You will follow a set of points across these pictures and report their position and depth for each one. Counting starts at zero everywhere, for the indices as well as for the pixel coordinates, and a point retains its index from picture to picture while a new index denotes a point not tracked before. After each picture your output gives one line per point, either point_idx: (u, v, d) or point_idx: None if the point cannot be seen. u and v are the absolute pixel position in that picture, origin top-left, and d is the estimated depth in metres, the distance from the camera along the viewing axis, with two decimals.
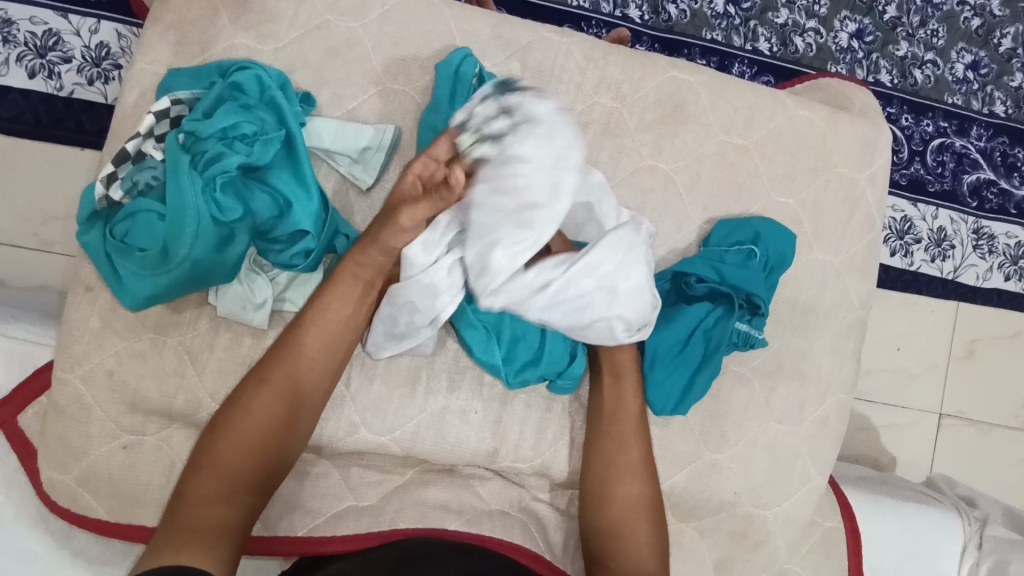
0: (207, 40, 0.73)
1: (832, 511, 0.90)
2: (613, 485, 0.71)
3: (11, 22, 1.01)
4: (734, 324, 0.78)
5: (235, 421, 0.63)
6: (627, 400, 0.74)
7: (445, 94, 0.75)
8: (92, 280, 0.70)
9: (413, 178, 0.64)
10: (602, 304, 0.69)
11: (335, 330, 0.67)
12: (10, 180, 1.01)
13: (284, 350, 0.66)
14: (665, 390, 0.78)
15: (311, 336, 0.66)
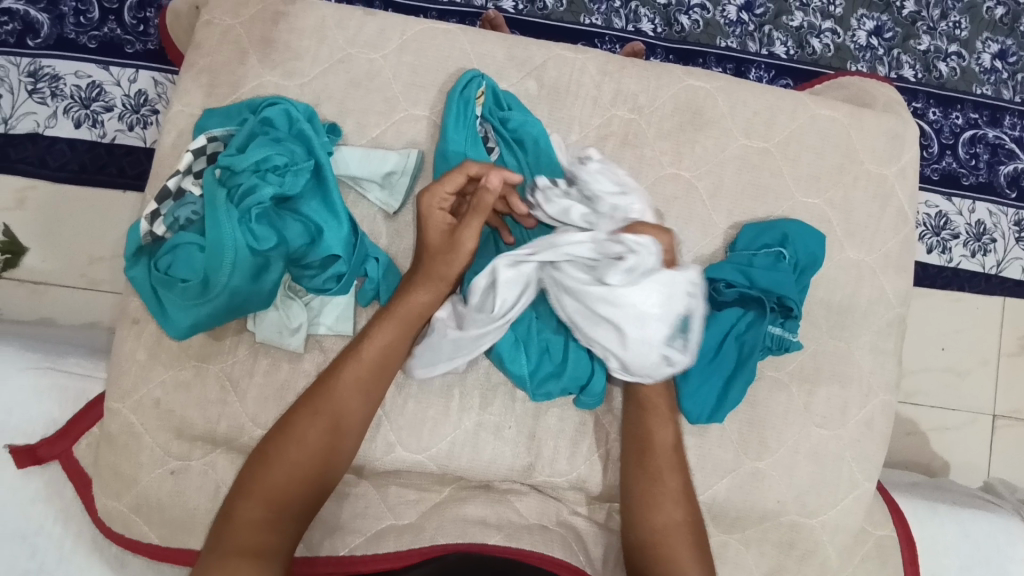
0: (238, 80, 0.77)
1: (884, 518, 0.87)
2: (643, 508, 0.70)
3: (59, 78, 1.08)
4: (766, 328, 0.77)
5: (287, 448, 0.64)
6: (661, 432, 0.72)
7: (451, 122, 0.77)
8: (138, 313, 0.73)
9: (438, 211, 0.70)
10: (620, 332, 0.67)
11: (379, 358, 0.69)
12: (62, 225, 1.07)
13: (331, 380, 0.68)
14: (698, 399, 0.77)
15: (357, 364, 0.68)
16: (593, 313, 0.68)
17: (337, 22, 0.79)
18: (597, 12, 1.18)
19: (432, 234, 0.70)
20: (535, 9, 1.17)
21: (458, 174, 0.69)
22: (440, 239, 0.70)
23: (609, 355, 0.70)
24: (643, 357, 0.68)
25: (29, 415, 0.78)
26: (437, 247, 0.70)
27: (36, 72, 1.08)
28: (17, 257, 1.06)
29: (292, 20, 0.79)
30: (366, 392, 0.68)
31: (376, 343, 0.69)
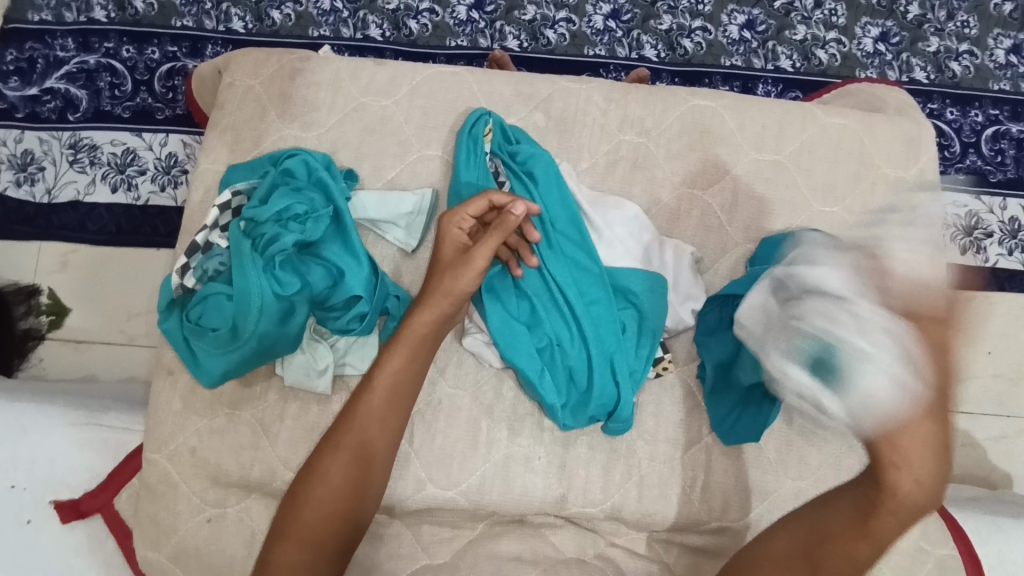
0: (260, 135, 0.81)
1: (942, 537, 0.82)
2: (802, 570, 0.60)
3: (97, 147, 1.16)
4: None
5: (313, 486, 0.65)
6: (918, 477, 0.54)
7: (462, 164, 0.79)
8: (173, 364, 0.75)
9: (455, 229, 0.72)
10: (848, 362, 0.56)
11: (394, 385, 0.69)
12: (102, 285, 1.12)
13: (350, 413, 0.68)
14: (733, 425, 0.76)
15: (375, 394, 0.68)
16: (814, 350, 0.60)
17: (350, 74, 0.83)
18: (600, 43, 1.22)
19: (447, 252, 0.72)
20: (540, 45, 1.21)
21: (482, 197, 0.71)
22: (452, 256, 0.72)
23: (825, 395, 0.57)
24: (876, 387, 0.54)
25: (73, 468, 0.81)
26: (449, 261, 0.71)
27: (76, 143, 1.15)
28: (61, 317, 1.12)
29: (308, 75, 0.83)
30: (383, 421, 0.68)
31: (389, 371, 0.69)
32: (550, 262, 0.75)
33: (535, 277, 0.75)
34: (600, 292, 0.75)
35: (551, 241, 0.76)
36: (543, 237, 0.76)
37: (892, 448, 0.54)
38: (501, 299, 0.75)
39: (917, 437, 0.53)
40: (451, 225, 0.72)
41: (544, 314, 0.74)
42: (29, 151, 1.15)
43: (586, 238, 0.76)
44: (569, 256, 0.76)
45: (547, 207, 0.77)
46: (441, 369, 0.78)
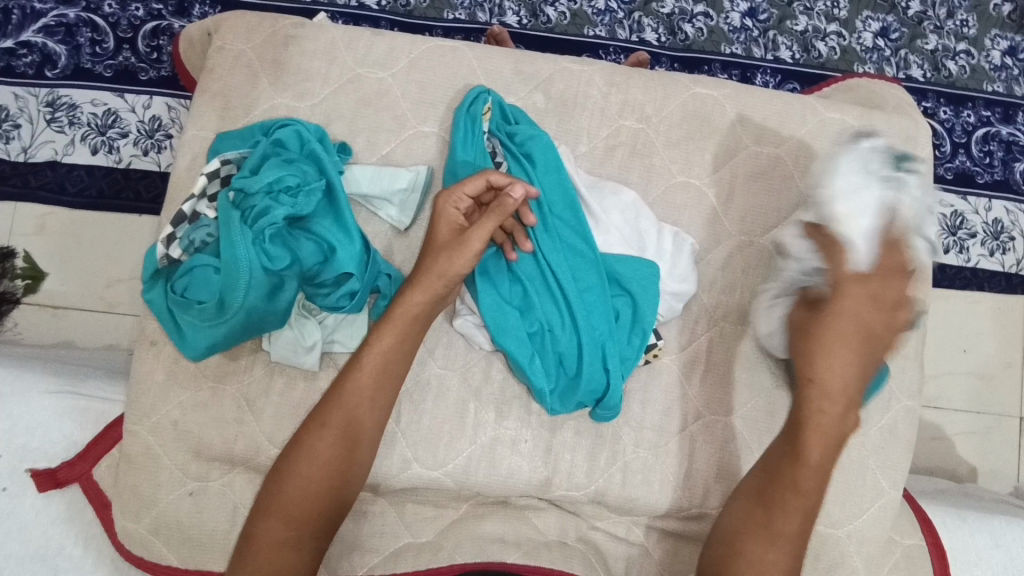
0: (250, 102, 0.79)
1: (911, 527, 0.85)
2: (777, 516, 0.67)
3: (76, 106, 1.11)
4: None
5: (299, 463, 0.65)
6: (831, 399, 0.68)
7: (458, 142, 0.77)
8: (156, 335, 0.74)
9: (451, 208, 0.71)
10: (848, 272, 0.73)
11: (384, 363, 0.68)
12: (81, 250, 1.09)
13: (337, 392, 0.67)
14: None
15: (365, 372, 0.67)
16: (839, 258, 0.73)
17: (346, 43, 0.81)
18: (601, 23, 1.19)
19: (443, 232, 0.71)
20: (540, 23, 1.19)
21: (479, 176, 0.70)
22: (447, 238, 0.71)
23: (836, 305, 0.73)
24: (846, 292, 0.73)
25: (51, 437, 0.80)
26: (444, 243, 0.70)
27: (54, 102, 1.11)
28: (37, 282, 1.08)
29: (302, 43, 0.80)
30: (372, 400, 0.67)
31: (378, 350, 0.68)
32: (546, 246, 0.74)
33: (530, 261, 0.75)
34: (595, 277, 0.75)
35: (548, 225, 0.75)
36: (540, 221, 0.75)
37: (811, 367, 0.69)
38: (495, 281, 0.74)
39: (833, 365, 0.68)
40: (445, 204, 0.71)
41: (537, 299, 0.74)
42: (3, 107, 1.10)
43: (583, 223, 0.76)
44: (566, 241, 0.76)
45: (546, 190, 0.76)
46: (431, 350, 0.77)
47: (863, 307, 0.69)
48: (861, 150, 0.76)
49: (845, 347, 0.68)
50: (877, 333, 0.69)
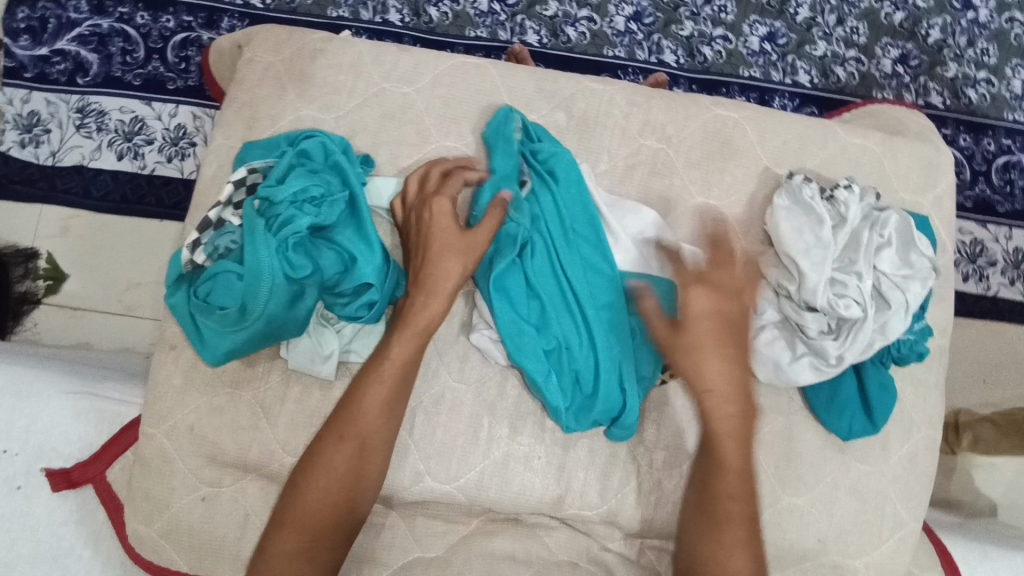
0: (277, 113, 0.80)
1: (930, 561, 0.84)
2: (721, 524, 0.64)
3: (105, 113, 1.14)
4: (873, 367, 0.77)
5: (317, 476, 0.64)
6: (728, 398, 0.65)
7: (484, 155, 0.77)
8: (176, 339, 0.75)
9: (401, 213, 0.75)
10: (882, 305, 0.74)
11: (402, 375, 0.68)
12: (103, 253, 1.11)
13: (354, 404, 0.67)
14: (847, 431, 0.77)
15: (383, 384, 0.67)
16: (843, 292, 0.73)
17: (373, 59, 0.82)
18: (620, 44, 1.21)
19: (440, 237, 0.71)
20: (560, 42, 1.20)
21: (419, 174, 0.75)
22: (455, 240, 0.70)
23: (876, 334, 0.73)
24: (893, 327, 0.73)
25: (68, 437, 0.80)
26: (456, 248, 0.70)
27: (83, 108, 1.14)
28: (59, 283, 1.10)
29: (330, 57, 0.82)
30: (389, 412, 0.67)
31: (395, 361, 0.68)
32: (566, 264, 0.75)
33: (549, 278, 0.75)
34: (612, 297, 0.75)
35: (569, 244, 0.76)
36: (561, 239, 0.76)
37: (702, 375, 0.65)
38: (512, 296, 0.74)
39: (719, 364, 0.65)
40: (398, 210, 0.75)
41: (554, 316, 0.74)
42: (35, 112, 1.13)
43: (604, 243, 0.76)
44: (586, 259, 0.76)
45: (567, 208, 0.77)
46: (447, 363, 0.77)
47: (719, 298, 0.67)
48: (798, 185, 0.78)
49: (719, 349, 0.65)
50: (736, 321, 0.67)
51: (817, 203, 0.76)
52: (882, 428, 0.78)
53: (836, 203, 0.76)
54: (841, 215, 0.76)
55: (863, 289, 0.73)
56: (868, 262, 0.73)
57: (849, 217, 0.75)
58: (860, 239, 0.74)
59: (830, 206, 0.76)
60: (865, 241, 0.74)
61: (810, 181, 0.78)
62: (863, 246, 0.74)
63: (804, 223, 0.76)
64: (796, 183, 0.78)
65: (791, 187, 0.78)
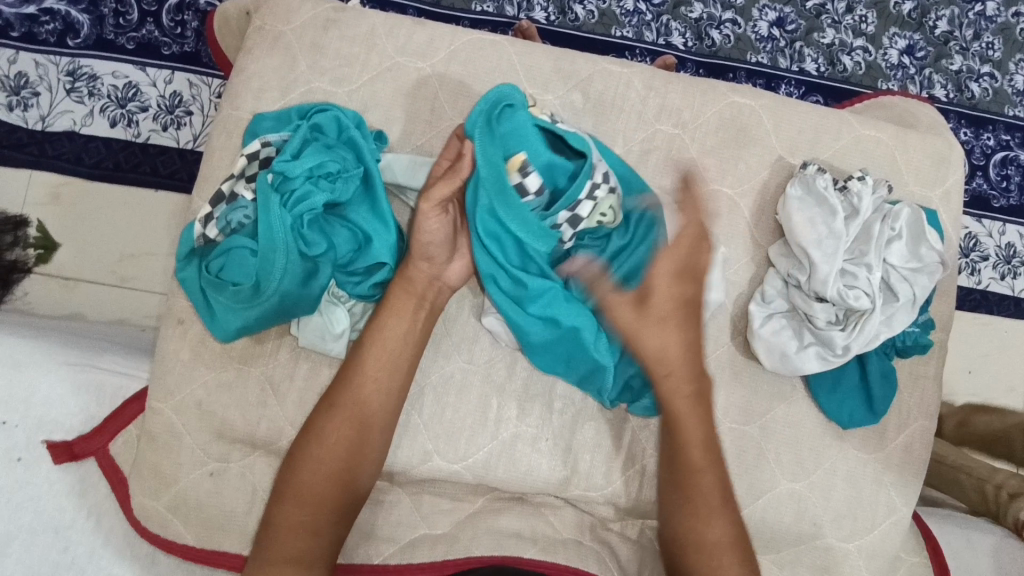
0: (288, 84, 0.78)
1: (917, 546, 0.85)
2: (699, 490, 0.67)
3: (97, 77, 1.10)
4: (877, 359, 0.79)
5: (310, 446, 0.65)
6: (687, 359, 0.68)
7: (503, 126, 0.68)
8: (183, 314, 0.74)
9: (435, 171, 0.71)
10: (891, 297, 0.75)
11: (391, 345, 0.69)
12: (98, 223, 1.09)
13: (347, 374, 0.68)
14: (847, 418, 0.79)
15: (373, 354, 0.68)
16: (854, 284, 0.74)
17: (386, 31, 0.80)
18: (628, 24, 1.19)
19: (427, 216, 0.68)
20: (567, 20, 1.18)
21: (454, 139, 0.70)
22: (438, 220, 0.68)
23: (883, 328, 0.75)
24: (899, 321, 0.75)
25: (68, 410, 0.79)
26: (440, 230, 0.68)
27: (75, 71, 1.10)
28: (50, 252, 1.08)
29: (343, 28, 0.80)
30: (380, 382, 0.68)
31: (386, 330, 0.69)
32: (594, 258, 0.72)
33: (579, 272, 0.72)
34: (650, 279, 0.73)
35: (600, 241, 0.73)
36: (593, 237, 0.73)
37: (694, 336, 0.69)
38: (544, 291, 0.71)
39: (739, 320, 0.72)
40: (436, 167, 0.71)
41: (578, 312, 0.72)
42: (23, 74, 1.09)
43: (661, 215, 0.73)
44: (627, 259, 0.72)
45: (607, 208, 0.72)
46: (457, 344, 0.77)
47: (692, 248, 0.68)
48: (810, 174, 0.78)
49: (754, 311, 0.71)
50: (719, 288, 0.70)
51: (831, 192, 0.77)
52: (881, 417, 0.80)
53: (849, 193, 0.77)
54: (855, 204, 0.76)
55: (873, 281, 0.73)
56: (879, 253, 0.74)
57: (862, 206, 0.75)
58: (871, 230, 0.75)
59: (844, 196, 0.77)
60: (876, 234, 0.75)
61: (824, 172, 0.78)
62: (873, 237, 0.75)
63: (816, 214, 0.76)
64: (809, 173, 0.78)
65: (804, 176, 0.78)
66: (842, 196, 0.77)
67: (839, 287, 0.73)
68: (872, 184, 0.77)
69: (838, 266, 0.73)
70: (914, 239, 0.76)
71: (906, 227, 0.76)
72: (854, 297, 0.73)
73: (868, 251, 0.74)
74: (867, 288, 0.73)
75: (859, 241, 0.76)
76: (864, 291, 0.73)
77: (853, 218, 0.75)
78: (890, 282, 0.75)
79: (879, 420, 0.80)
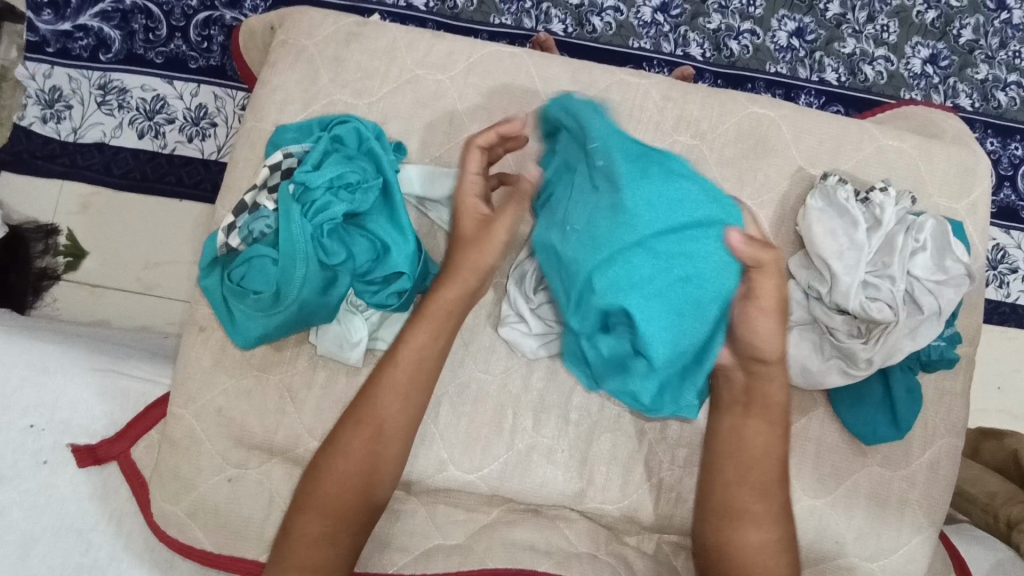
0: (310, 97, 0.80)
1: (944, 566, 0.83)
2: (755, 500, 0.65)
3: (126, 90, 1.13)
4: (902, 374, 0.77)
5: (334, 460, 0.65)
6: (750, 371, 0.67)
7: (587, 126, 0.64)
8: (205, 321, 0.75)
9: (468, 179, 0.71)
10: (917, 310, 0.74)
11: (416, 361, 0.68)
12: (125, 231, 1.11)
13: (371, 387, 0.68)
14: (872, 433, 0.77)
15: (398, 370, 0.67)
16: (878, 296, 0.73)
17: (406, 44, 0.82)
18: (646, 36, 1.19)
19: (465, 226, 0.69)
20: (585, 32, 1.19)
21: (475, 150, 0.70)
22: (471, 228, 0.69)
23: (908, 341, 0.73)
24: (924, 335, 0.73)
25: (91, 414, 0.80)
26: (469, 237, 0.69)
27: (106, 85, 1.13)
28: (78, 259, 1.11)
29: (364, 41, 0.81)
30: (406, 397, 0.67)
31: (412, 345, 0.68)
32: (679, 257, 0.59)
33: (652, 270, 0.58)
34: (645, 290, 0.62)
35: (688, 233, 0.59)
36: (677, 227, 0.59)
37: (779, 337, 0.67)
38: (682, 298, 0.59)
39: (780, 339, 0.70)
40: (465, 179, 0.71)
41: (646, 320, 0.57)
42: (57, 88, 1.13)
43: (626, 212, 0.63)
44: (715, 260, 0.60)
45: (695, 198, 0.61)
46: (473, 354, 0.77)
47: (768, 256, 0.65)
48: (831, 185, 0.77)
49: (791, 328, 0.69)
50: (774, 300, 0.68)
51: (854, 203, 0.76)
52: (906, 433, 0.78)
53: (872, 204, 0.75)
54: (878, 215, 0.74)
55: (897, 294, 0.72)
56: (903, 264, 0.73)
57: (884, 217, 0.74)
58: (894, 242, 0.74)
59: (866, 207, 0.76)
60: (900, 245, 0.73)
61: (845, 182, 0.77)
62: (897, 249, 0.73)
63: (837, 225, 0.75)
64: (830, 184, 0.77)
65: (825, 187, 0.77)
66: (864, 207, 0.76)
67: (863, 300, 0.72)
68: (896, 195, 0.76)
69: (860, 278, 0.72)
70: (940, 251, 0.74)
71: (931, 238, 0.75)
72: (877, 310, 0.72)
73: (892, 263, 0.73)
74: (890, 301, 0.72)
75: (882, 253, 0.74)
76: (888, 304, 0.72)
77: (875, 230, 0.74)
78: (915, 294, 0.73)
79: (904, 436, 0.78)
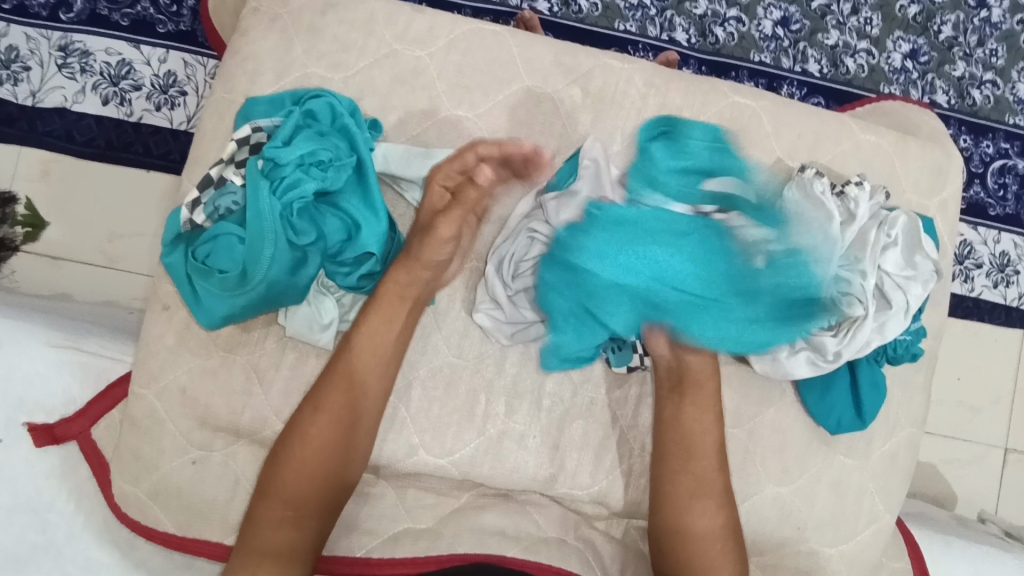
0: (283, 69, 0.77)
1: (899, 551, 0.86)
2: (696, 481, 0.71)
3: (89, 53, 1.08)
4: (868, 366, 0.78)
5: (295, 447, 0.65)
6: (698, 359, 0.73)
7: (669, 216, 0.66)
8: (169, 299, 0.73)
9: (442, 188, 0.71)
10: (884, 305, 0.75)
11: (377, 351, 0.68)
12: (86, 202, 1.07)
13: (334, 376, 0.67)
14: (837, 424, 0.79)
15: (361, 357, 0.68)
16: (846, 291, 0.73)
17: (385, 18, 0.79)
18: (632, 18, 1.17)
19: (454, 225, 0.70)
20: (571, 12, 1.16)
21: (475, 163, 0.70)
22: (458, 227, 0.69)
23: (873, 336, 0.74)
24: (890, 330, 0.74)
25: (51, 391, 0.78)
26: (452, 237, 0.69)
27: (67, 46, 1.08)
28: (39, 230, 1.06)
29: (341, 12, 0.78)
30: (373, 386, 0.68)
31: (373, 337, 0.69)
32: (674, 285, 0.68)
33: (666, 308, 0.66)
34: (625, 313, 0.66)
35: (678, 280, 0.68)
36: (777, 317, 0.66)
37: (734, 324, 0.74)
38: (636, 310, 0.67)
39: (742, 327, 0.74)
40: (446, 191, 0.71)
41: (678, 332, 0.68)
42: (13, 47, 1.06)
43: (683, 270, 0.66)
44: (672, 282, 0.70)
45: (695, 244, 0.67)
46: (446, 339, 0.77)
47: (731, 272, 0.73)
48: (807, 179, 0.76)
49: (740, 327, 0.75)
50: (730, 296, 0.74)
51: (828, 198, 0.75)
52: (869, 423, 0.80)
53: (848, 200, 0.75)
54: (851, 210, 0.75)
55: (868, 288, 0.73)
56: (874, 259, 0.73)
57: (856, 212, 0.74)
58: (868, 237, 0.74)
59: (840, 202, 0.76)
60: (871, 241, 0.74)
61: (821, 176, 0.77)
62: (868, 244, 0.74)
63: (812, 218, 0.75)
64: (807, 177, 0.76)
65: (801, 179, 0.77)
66: (837, 201, 0.76)
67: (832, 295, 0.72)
68: (870, 190, 0.77)
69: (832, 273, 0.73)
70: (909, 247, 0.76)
71: (899, 234, 0.76)
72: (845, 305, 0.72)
73: (863, 258, 0.74)
74: (860, 296, 0.73)
75: (853, 248, 0.75)
76: (857, 299, 0.73)
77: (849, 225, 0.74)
78: (884, 289, 0.75)
79: (867, 425, 0.81)
